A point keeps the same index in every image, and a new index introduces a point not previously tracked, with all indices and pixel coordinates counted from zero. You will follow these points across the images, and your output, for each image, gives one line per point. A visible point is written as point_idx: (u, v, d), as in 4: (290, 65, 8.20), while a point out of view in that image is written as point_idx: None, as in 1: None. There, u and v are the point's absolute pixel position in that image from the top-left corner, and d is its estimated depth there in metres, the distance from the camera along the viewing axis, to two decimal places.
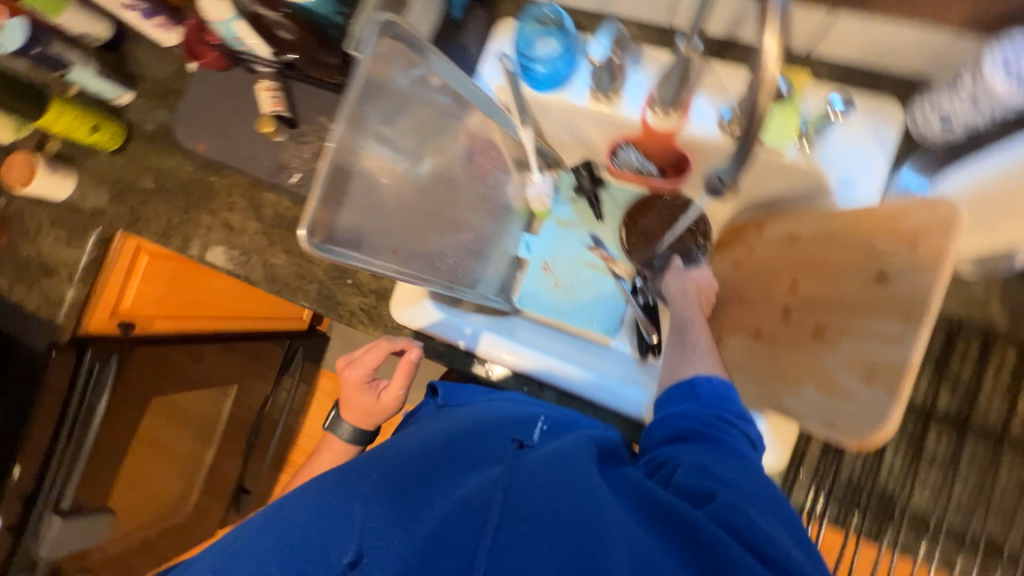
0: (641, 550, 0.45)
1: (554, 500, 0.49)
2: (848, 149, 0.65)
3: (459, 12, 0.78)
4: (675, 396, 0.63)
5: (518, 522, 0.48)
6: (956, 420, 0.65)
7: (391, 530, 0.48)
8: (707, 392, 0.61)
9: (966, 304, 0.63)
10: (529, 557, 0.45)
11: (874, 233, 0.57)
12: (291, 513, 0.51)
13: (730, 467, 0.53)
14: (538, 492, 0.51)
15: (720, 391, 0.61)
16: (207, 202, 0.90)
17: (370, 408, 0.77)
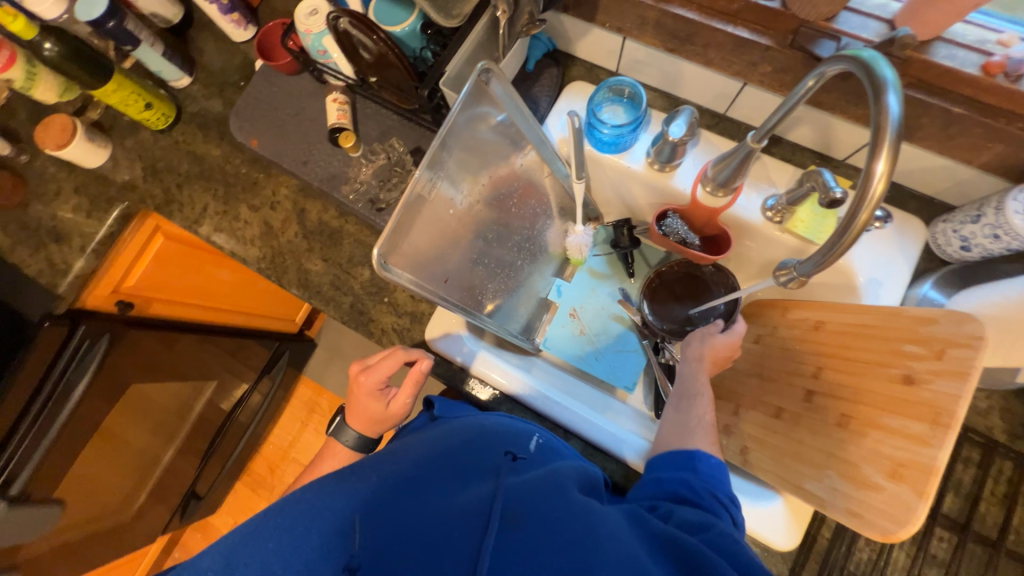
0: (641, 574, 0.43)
1: (558, 528, 0.47)
2: (880, 256, 0.71)
3: (533, 65, 0.84)
4: (670, 462, 0.57)
5: (520, 533, 0.48)
6: (989, 543, 0.62)
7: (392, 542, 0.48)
8: (706, 467, 0.55)
9: (982, 420, 0.66)
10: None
11: (900, 336, 0.61)
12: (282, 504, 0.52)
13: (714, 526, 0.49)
14: (540, 513, 0.49)
15: (713, 469, 0.56)
16: (246, 197, 0.90)
17: (377, 417, 0.70)
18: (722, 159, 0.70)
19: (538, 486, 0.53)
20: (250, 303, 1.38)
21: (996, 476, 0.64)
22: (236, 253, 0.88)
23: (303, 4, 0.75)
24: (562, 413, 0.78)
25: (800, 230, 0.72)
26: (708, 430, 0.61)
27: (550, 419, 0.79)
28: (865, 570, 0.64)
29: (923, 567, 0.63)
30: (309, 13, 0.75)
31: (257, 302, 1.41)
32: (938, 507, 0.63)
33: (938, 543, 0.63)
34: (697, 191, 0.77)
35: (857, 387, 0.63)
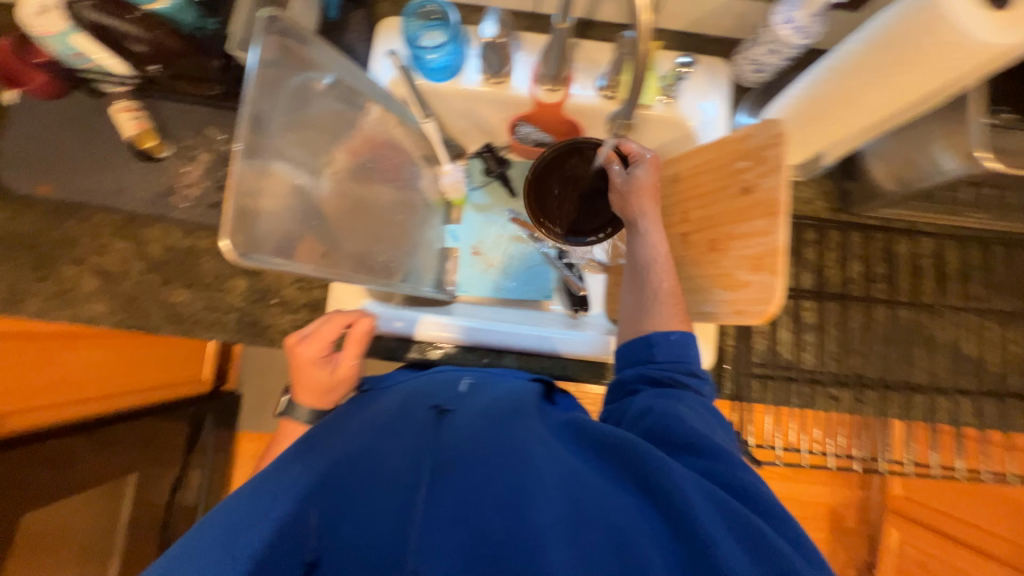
0: (575, 488, 0.45)
1: (503, 454, 0.48)
2: (700, 101, 0.80)
3: (335, 13, 0.80)
4: (638, 347, 0.62)
5: (457, 479, 0.46)
6: (836, 297, 0.77)
7: (329, 528, 0.44)
8: (664, 351, 0.60)
9: (807, 204, 0.80)
10: (479, 506, 0.44)
11: (732, 158, 0.71)
12: (214, 536, 0.45)
13: (663, 402, 0.54)
14: (481, 445, 0.49)
15: (681, 346, 0.60)
16: (63, 254, 0.76)
17: (324, 385, 0.65)
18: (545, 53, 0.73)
19: (475, 431, 0.50)
20: (137, 378, 1.19)
21: (829, 244, 0.79)
22: (77, 318, 0.75)
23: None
24: (494, 337, 0.82)
25: (631, 97, 0.78)
26: (667, 300, 0.63)
27: (485, 347, 0.82)
28: (766, 357, 0.76)
29: (803, 335, 0.77)
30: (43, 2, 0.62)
31: (147, 374, 1.23)
32: (800, 285, 0.77)
33: (807, 311, 0.77)
34: (537, 92, 0.79)
35: (715, 212, 0.73)
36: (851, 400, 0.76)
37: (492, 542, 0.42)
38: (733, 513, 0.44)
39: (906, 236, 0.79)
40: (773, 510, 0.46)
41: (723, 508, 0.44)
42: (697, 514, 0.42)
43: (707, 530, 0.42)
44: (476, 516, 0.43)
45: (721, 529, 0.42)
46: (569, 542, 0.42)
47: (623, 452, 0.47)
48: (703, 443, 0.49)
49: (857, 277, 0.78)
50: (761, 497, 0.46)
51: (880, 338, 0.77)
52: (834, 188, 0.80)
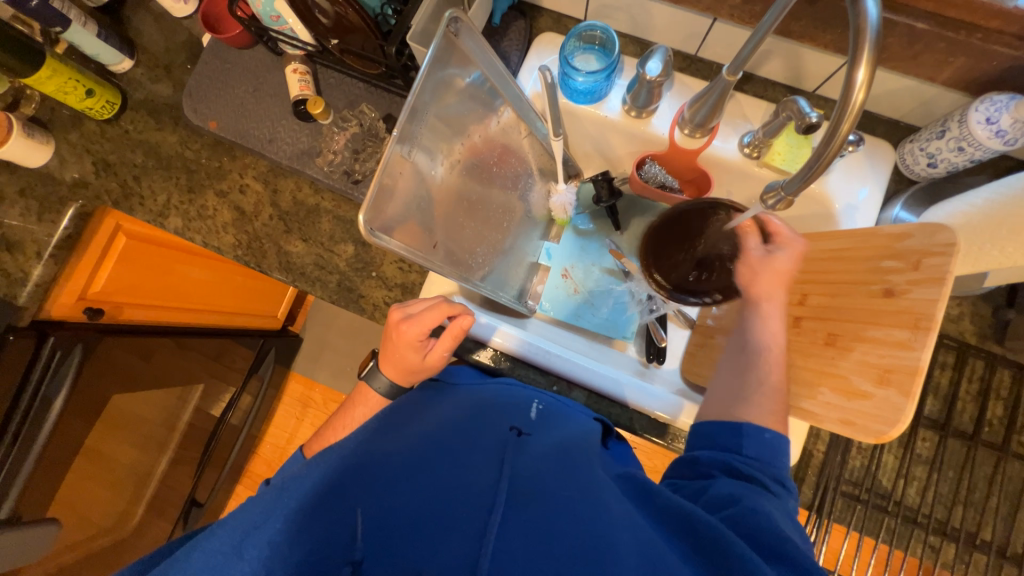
0: (652, 555, 0.42)
1: (576, 501, 0.46)
2: (853, 183, 0.74)
3: (499, 19, 0.82)
4: (719, 431, 0.56)
5: (527, 511, 0.45)
6: (963, 436, 0.67)
7: (395, 527, 0.45)
8: (753, 446, 0.54)
9: (950, 323, 0.70)
10: (546, 548, 0.42)
11: (878, 255, 0.64)
12: (293, 501, 0.48)
13: (740, 490, 0.49)
14: (555, 485, 0.48)
15: (771, 444, 0.54)
16: (212, 185, 0.85)
17: (411, 365, 0.69)
18: (698, 100, 0.71)
19: (545, 466, 0.51)
20: (227, 302, 1.31)
21: (968, 375, 0.69)
22: (209, 243, 0.84)
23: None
24: (562, 366, 0.79)
25: (777, 162, 0.73)
26: (772, 395, 0.58)
27: (551, 372, 0.80)
28: (858, 476, 0.68)
29: (909, 466, 0.67)
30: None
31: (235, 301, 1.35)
32: (921, 410, 0.68)
33: (922, 441, 0.68)
34: (675, 135, 0.77)
35: (844, 306, 0.66)
36: (953, 559, 0.65)
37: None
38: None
39: None
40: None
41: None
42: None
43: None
44: (543, 554, 0.42)
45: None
46: None
47: (702, 534, 0.44)
48: (788, 547, 0.43)
49: (994, 420, 0.67)
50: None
51: (1006, 500, 0.66)
52: (988, 313, 0.70)
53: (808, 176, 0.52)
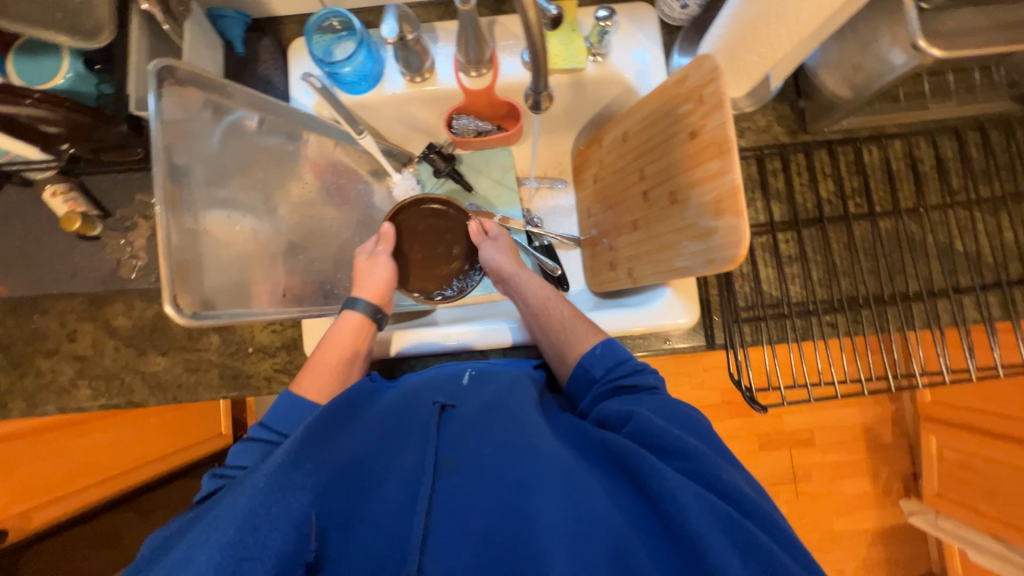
0: (573, 483, 0.45)
1: (504, 455, 0.48)
2: (634, 52, 0.76)
3: (243, 46, 0.75)
4: (578, 374, 0.65)
5: (454, 479, 0.47)
6: (811, 223, 0.74)
7: (345, 530, 0.44)
8: (599, 366, 0.63)
9: (760, 134, 0.76)
10: (475, 510, 0.44)
11: (672, 103, 0.67)
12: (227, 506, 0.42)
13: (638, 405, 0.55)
14: (484, 447, 0.50)
15: (610, 353, 0.64)
16: (34, 349, 0.75)
17: (347, 363, 0.64)
18: (460, 39, 0.69)
19: (483, 428, 0.52)
20: (165, 443, 1.18)
21: (792, 171, 0.75)
22: (65, 408, 0.75)
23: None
24: (478, 338, 0.77)
25: (561, 65, 0.74)
26: (577, 320, 0.69)
27: (470, 350, 0.77)
28: (751, 299, 0.74)
29: (786, 269, 0.74)
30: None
31: (177, 436, 1.20)
32: (771, 218, 0.74)
33: (785, 244, 0.74)
34: (462, 80, 0.76)
35: (671, 162, 0.69)
36: (849, 326, 0.73)
37: (497, 533, 0.43)
38: (719, 509, 0.43)
39: (872, 142, 0.75)
40: (767, 515, 0.44)
41: (717, 512, 0.42)
42: (689, 517, 0.41)
43: (694, 528, 0.41)
44: (474, 515, 0.44)
45: (713, 530, 0.41)
46: (571, 544, 0.40)
47: (617, 450, 0.48)
48: (679, 441, 0.48)
49: (830, 197, 0.75)
50: (753, 504, 0.44)
51: (863, 254, 0.74)
52: (785, 111, 0.76)
53: (541, 70, 0.52)
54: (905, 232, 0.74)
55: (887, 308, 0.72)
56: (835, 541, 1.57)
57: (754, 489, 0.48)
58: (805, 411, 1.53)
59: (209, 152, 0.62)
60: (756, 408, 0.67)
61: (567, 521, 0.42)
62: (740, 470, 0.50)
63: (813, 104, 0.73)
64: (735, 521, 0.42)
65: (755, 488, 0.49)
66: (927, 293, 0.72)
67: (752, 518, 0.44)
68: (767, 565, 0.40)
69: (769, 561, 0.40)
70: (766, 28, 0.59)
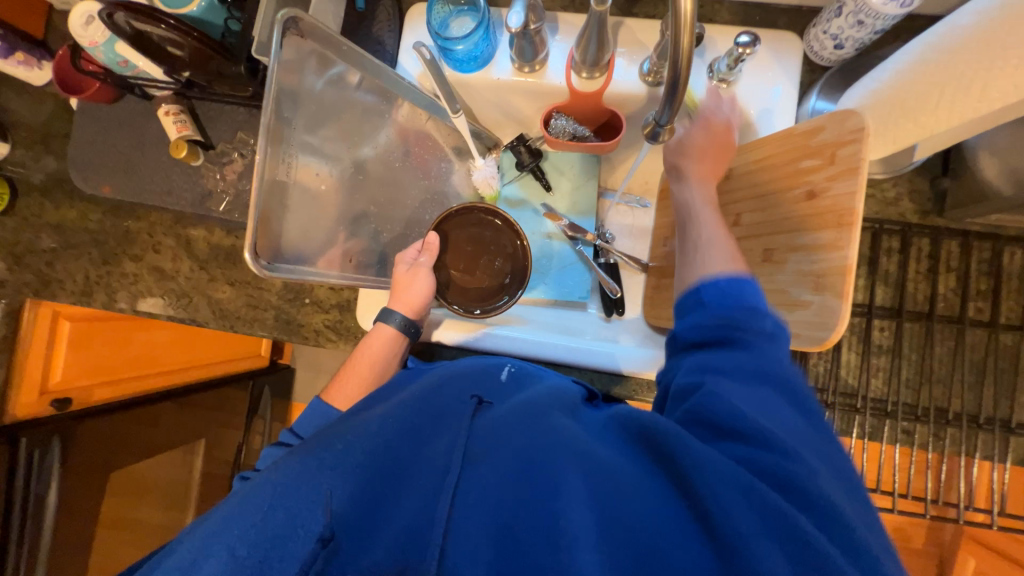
0: (608, 492, 0.40)
1: (533, 449, 0.44)
2: (765, 85, 0.69)
3: (363, 3, 0.75)
4: (687, 305, 0.53)
5: (479, 468, 0.44)
6: (916, 316, 0.66)
7: (364, 517, 0.41)
8: (713, 295, 0.51)
9: (886, 205, 0.68)
10: (496, 501, 0.41)
11: (797, 153, 0.61)
12: (266, 484, 0.42)
13: (721, 366, 0.46)
14: (514, 438, 0.46)
15: (732, 291, 0.51)
16: (123, 251, 0.81)
17: (372, 376, 0.65)
18: (582, 37, 0.65)
19: (511, 418, 0.49)
20: (209, 353, 1.27)
21: (910, 253, 0.67)
22: (139, 311, 0.81)
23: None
24: (520, 348, 0.76)
25: None
26: (718, 244, 0.58)
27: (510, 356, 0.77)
28: (822, 381, 0.67)
29: (871, 359, 0.66)
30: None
31: (219, 348, 1.29)
32: (871, 300, 0.66)
33: (879, 332, 0.66)
34: (572, 80, 0.72)
35: (776, 218, 0.63)
36: (926, 438, 0.65)
37: (519, 527, 0.39)
38: (774, 512, 0.36)
39: (1018, 244, 0.65)
40: (839, 519, 0.36)
41: (776, 521, 0.36)
42: (733, 521, 0.36)
43: (742, 536, 0.35)
44: (496, 503, 0.41)
45: (765, 542, 0.35)
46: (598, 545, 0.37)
47: (654, 437, 0.42)
48: (748, 435, 0.40)
49: (948, 292, 0.66)
50: (830, 506, 0.37)
51: (966, 362, 0.65)
52: (923, 186, 0.67)
53: (674, 101, 0.48)
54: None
55: (978, 430, 0.64)
56: None
57: (853, 501, 0.39)
58: None
59: (307, 94, 0.63)
60: None
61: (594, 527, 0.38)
62: (837, 477, 0.40)
63: (959, 186, 0.64)
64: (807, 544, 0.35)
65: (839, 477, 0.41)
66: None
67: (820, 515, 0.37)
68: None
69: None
70: (935, 96, 0.51)
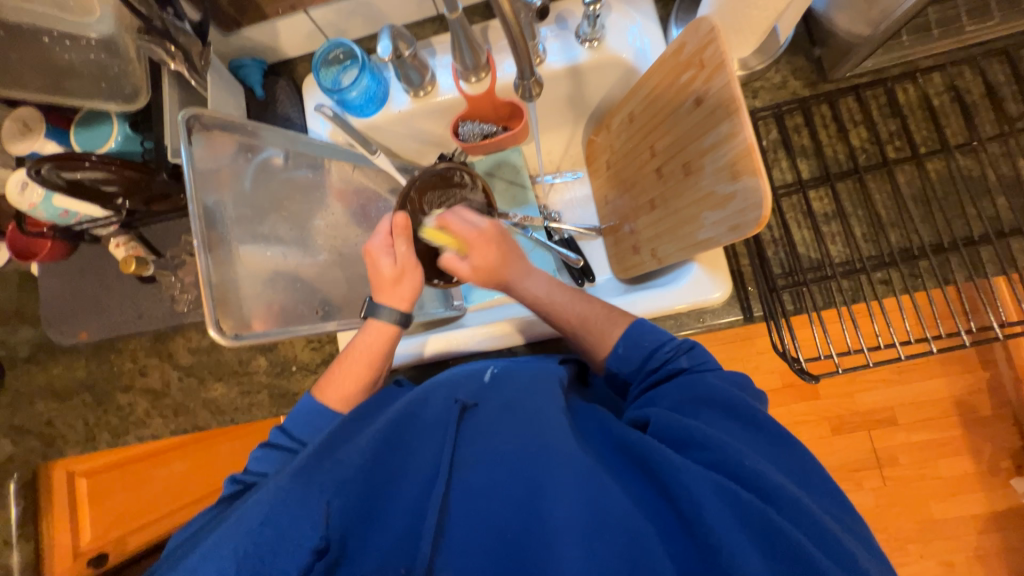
0: (589, 489, 0.44)
1: (524, 456, 0.47)
2: (629, 29, 0.75)
3: (262, 89, 0.82)
4: (617, 361, 0.62)
5: (471, 477, 0.47)
6: (842, 172, 0.69)
7: (360, 528, 0.44)
8: (623, 344, 0.62)
9: (775, 89, 0.72)
10: (493, 513, 0.44)
11: (673, 71, 0.65)
12: (261, 508, 0.43)
13: (681, 392, 0.54)
14: (506, 445, 0.48)
15: (634, 336, 0.61)
16: (114, 385, 0.84)
17: (373, 371, 0.66)
18: (455, 48, 0.71)
19: (503, 428, 0.50)
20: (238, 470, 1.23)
21: (814, 123, 0.70)
22: (143, 437, 0.82)
23: (8, 121, 0.69)
24: (494, 340, 0.78)
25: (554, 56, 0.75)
26: (588, 300, 0.68)
27: (491, 350, 0.79)
28: (788, 265, 0.69)
29: (823, 228, 0.68)
30: (21, 130, 0.69)
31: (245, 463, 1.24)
32: (801, 175, 0.69)
33: (818, 201, 0.69)
34: (463, 87, 0.78)
35: (681, 133, 0.66)
36: (905, 282, 0.66)
37: (508, 529, 0.43)
38: (744, 508, 0.41)
39: (906, 79, 0.68)
40: (794, 502, 0.42)
41: (743, 513, 0.41)
42: (705, 512, 0.41)
43: (710, 523, 0.41)
44: (492, 511, 0.44)
45: (733, 526, 0.41)
46: (584, 542, 0.41)
47: (638, 449, 0.47)
48: (707, 438, 0.47)
49: (863, 143, 0.69)
50: (786, 497, 0.42)
51: (908, 200, 0.67)
52: (802, 61, 0.71)
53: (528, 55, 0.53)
54: (960, 174, 0.66)
55: (948, 259, 0.65)
56: (936, 530, 1.39)
57: (811, 495, 0.46)
58: (881, 387, 1.39)
59: (240, 192, 0.67)
60: (806, 377, 0.62)
61: (579, 524, 0.42)
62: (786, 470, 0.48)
63: (830, 49, 0.68)
64: (767, 526, 0.40)
65: (792, 479, 0.48)
66: (994, 240, 0.64)
67: (784, 514, 0.42)
68: (791, 559, 0.39)
69: (797, 557, 0.39)
70: None
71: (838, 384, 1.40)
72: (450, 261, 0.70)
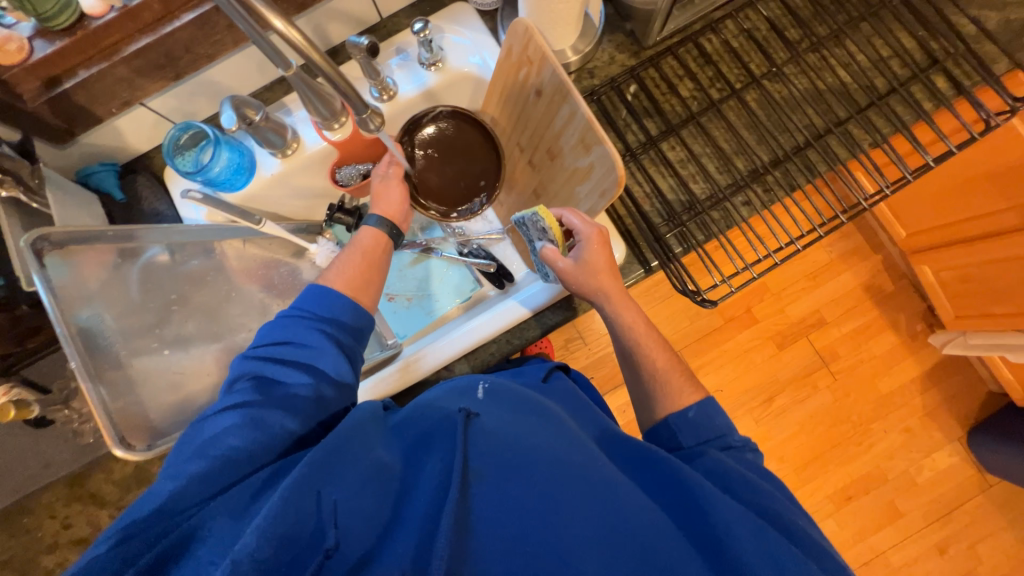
0: (615, 501, 0.45)
1: (541, 463, 0.47)
2: (463, 45, 0.80)
3: (121, 192, 0.80)
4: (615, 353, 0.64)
5: (485, 486, 0.46)
6: (706, 110, 0.77)
7: (371, 532, 0.45)
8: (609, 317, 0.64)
9: (604, 67, 0.80)
10: (510, 513, 0.45)
11: (508, 72, 0.71)
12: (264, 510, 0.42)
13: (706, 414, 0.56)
14: (517, 446, 0.48)
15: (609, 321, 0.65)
16: (35, 551, 0.74)
17: (372, 255, 0.67)
18: (306, 101, 0.71)
19: (516, 431, 0.50)
20: None
21: (647, 86, 0.79)
22: None
23: None
24: (467, 338, 0.79)
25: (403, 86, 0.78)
26: (654, 348, 0.63)
27: (456, 356, 0.80)
28: (664, 214, 0.75)
29: (683, 173, 0.76)
30: None
31: None
32: (649, 135, 0.77)
33: (672, 151, 0.77)
34: (327, 136, 0.79)
35: (536, 122, 0.71)
36: (762, 200, 0.75)
37: (528, 538, 0.44)
38: (763, 531, 0.45)
39: (708, 31, 0.79)
40: (799, 530, 0.47)
41: (760, 532, 0.44)
42: (728, 529, 0.44)
43: (730, 535, 0.44)
44: (508, 513, 0.45)
45: (753, 546, 0.44)
46: (602, 546, 0.43)
47: (665, 465, 0.50)
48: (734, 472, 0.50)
49: (692, 93, 0.78)
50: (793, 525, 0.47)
51: (772, 125, 0.76)
52: (621, 38, 0.80)
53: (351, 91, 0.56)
54: (831, 103, 0.76)
55: (789, 168, 0.75)
56: (891, 404, 1.52)
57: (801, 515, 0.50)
58: (803, 295, 1.52)
59: (127, 301, 0.64)
60: (708, 306, 0.69)
61: (597, 531, 0.44)
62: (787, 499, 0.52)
63: (638, 22, 0.77)
64: (779, 547, 0.44)
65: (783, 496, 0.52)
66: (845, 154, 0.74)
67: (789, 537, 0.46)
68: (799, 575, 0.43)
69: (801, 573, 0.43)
70: None
71: (769, 304, 1.52)
72: (552, 255, 0.66)
